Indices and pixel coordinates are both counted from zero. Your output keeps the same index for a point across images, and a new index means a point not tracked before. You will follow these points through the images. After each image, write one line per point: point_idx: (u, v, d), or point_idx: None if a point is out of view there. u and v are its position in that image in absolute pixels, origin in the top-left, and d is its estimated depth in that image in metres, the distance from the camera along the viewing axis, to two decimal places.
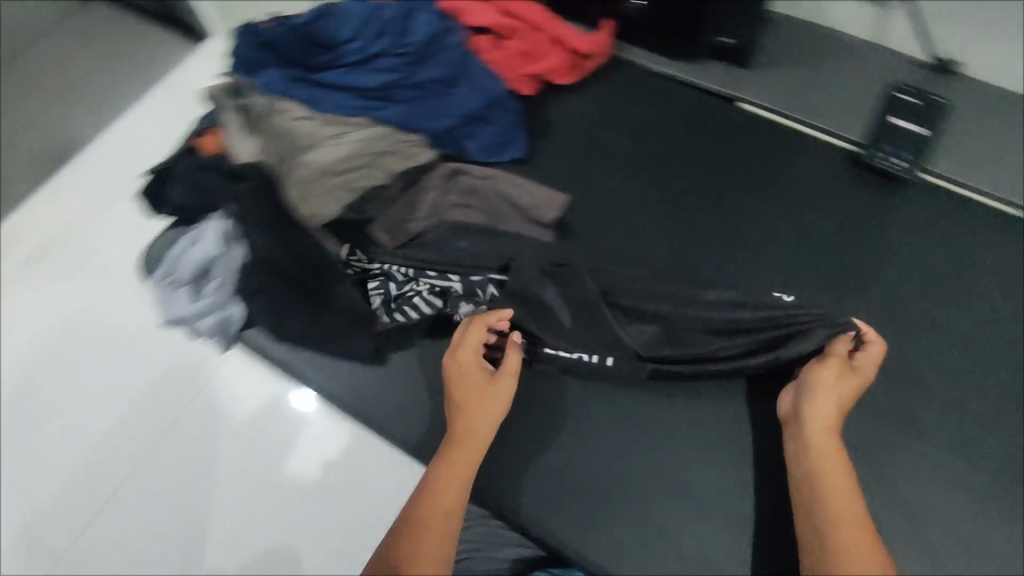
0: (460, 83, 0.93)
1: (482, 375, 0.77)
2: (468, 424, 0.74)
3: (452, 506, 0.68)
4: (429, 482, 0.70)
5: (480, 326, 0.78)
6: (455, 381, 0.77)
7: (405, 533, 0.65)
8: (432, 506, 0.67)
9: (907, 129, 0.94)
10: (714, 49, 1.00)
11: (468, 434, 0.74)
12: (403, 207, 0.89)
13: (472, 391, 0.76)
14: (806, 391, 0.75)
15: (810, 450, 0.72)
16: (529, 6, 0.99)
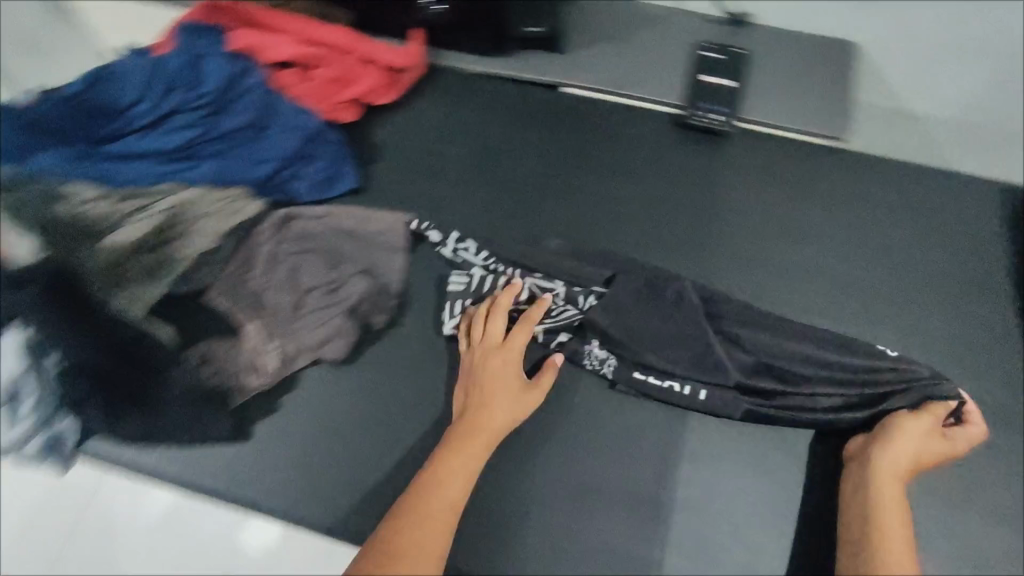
0: (270, 127, 0.89)
1: (511, 378, 0.76)
2: (486, 418, 0.73)
3: (454, 504, 0.67)
4: (437, 474, 0.68)
5: (526, 332, 0.78)
6: (483, 370, 0.76)
7: (405, 524, 0.64)
8: (437, 501, 0.66)
9: (717, 84, 0.98)
10: (527, 41, 1.00)
11: (484, 429, 0.72)
12: (237, 268, 0.83)
13: (495, 386, 0.75)
14: (885, 438, 0.71)
15: (873, 486, 0.68)
16: (330, 30, 0.95)
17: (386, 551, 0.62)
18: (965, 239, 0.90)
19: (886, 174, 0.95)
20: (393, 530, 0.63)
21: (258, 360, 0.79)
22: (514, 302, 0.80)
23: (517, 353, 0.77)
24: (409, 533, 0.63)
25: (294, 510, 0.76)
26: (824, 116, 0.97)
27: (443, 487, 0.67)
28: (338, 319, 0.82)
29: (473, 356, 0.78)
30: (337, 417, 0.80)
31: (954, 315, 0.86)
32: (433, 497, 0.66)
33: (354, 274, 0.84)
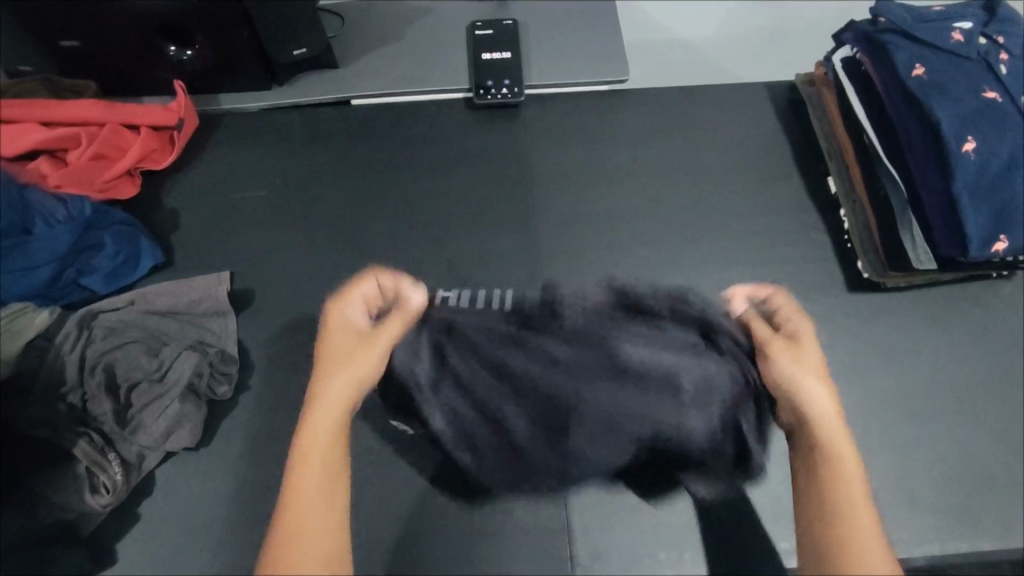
0: (36, 227, 0.78)
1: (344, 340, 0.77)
2: (323, 383, 0.73)
3: (324, 474, 0.67)
4: (300, 451, 0.68)
5: (352, 304, 0.80)
6: (328, 338, 0.78)
7: (287, 510, 0.65)
8: (305, 475, 0.67)
9: (496, 59, 0.99)
10: (296, 63, 0.96)
11: (329, 394, 0.72)
12: (43, 389, 0.74)
13: (339, 349, 0.76)
14: (799, 359, 0.75)
15: (803, 413, 0.73)
16: (74, 106, 0.85)
17: (279, 534, 0.63)
18: (750, 141, 0.99)
19: (670, 104, 1.02)
20: (279, 522, 0.64)
21: (99, 479, 0.71)
22: (369, 284, 0.82)
23: (354, 325, 0.78)
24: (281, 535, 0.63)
25: None
26: (602, 60, 1.01)
27: (307, 466, 0.67)
28: (175, 405, 0.74)
29: (329, 343, 0.78)
30: (207, 505, 0.75)
31: (759, 210, 0.93)
32: (301, 478, 0.67)
33: (178, 353, 0.77)
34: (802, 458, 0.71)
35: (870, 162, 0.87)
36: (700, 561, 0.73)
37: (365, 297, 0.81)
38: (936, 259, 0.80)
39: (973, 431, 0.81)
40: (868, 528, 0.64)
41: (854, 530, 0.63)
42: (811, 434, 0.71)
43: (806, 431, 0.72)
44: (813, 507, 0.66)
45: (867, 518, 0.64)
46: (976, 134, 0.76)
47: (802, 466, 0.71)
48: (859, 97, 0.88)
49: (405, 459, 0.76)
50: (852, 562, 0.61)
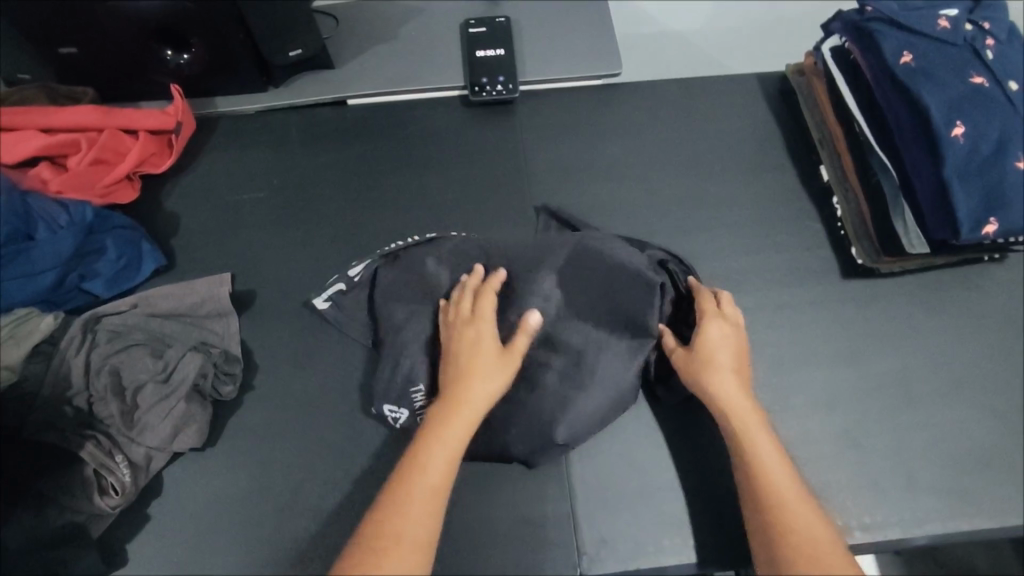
0: (39, 232, 0.79)
1: (484, 347, 0.72)
2: (466, 390, 0.70)
3: (438, 488, 0.64)
4: (415, 457, 0.66)
5: (489, 317, 0.74)
6: (466, 346, 0.73)
7: (387, 518, 0.62)
8: (420, 484, 0.64)
9: (490, 56, 1.00)
10: (293, 64, 0.97)
11: (463, 402, 0.69)
12: (50, 394, 0.75)
13: (473, 357, 0.71)
14: (692, 360, 0.73)
15: (719, 413, 0.71)
16: (72, 113, 0.86)
17: (371, 538, 0.61)
18: (743, 132, 1.00)
19: (663, 97, 1.03)
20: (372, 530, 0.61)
21: (108, 480, 0.72)
22: (479, 275, 0.79)
23: (480, 333, 0.73)
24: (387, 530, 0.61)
25: None
26: (596, 56, 1.02)
27: (420, 473, 0.65)
28: (180, 405, 0.75)
29: (457, 348, 0.73)
30: (215, 502, 0.75)
31: (753, 200, 0.95)
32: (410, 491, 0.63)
33: (183, 354, 0.77)
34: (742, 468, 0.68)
35: (861, 149, 0.88)
36: (703, 546, 0.74)
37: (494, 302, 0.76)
38: (929, 243, 0.81)
39: (969, 411, 0.82)
40: (796, 503, 0.63)
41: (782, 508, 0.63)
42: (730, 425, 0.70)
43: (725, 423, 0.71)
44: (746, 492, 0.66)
45: (793, 497, 0.64)
46: (964, 119, 0.77)
47: (737, 470, 0.68)
48: (848, 84, 0.88)
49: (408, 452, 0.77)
50: (784, 525, 0.62)
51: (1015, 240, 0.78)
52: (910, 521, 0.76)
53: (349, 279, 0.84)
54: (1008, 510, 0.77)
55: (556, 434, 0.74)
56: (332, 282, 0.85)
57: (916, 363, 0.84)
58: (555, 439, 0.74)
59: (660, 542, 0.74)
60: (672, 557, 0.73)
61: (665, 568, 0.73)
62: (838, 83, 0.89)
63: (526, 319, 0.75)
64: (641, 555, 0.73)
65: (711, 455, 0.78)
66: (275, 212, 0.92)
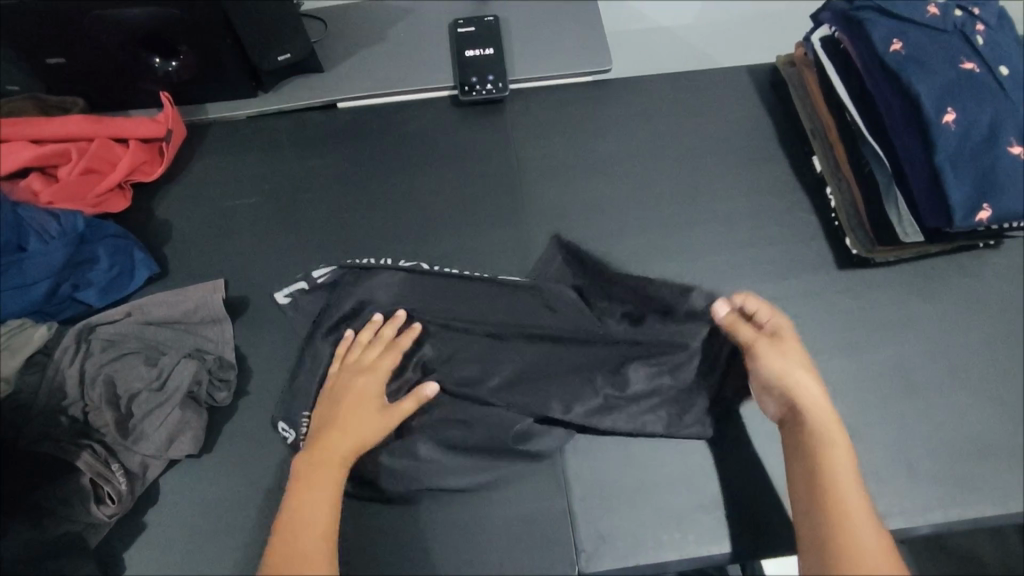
0: (30, 243, 0.79)
1: (367, 404, 0.74)
2: (335, 447, 0.71)
3: (321, 543, 0.66)
4: (294, 509, 0.68)
5: (376, 372, 0.75)
6: (348, 398, 0.74)
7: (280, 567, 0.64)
8: (305, 537, 0.66)
9: (479, 56, 1.00)
10: (281, 69, 0.97)
11: (330, 457, 0.70)
12: (45, 404, 0.75)
13: (353, 412, 0.73)
14: (786, 344, 0.75)
15: (801, 409, 0.71)
16: (63, 123, 0.86)
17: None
18: (735, 124, 1.00)
19: (654, 92, 1.02)
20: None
21: (104, 489, 0.72)
22: (394, 325, 0.79)
23: (366, 388, 0.75)
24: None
25: None
26: (584, 53, 1.02)
27: (301, 526, 0.66)
28: (175, 412, 0.75)
29: (342, 399, 0.74)
30: (213, 508, 0.75)
31: (746, 192, 0.94)
32: (291, 546, 0.65)
33: (177, 361, 0.77)
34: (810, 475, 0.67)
35: (853, 138, 0.87)
36: (703, 541, 0.73)
37: (398, 361, 0.77)
38: (923, 231, 0.80)
39: (969, 399, 0.81)
40: (863, 519, 0.63)
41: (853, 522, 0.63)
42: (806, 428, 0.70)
43: (797, 425, 0.71)
44: (811, 499, 0.66)
45: (862, 512, 0.64)
46: (955, 105, 0.77)
47: (806, 460, 0.68)
48: (839, 73, 0.87)
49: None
50: (858, 539, 0.62)
51: (1011, 226, 0.77)
52: (911, 510, 0.75)
53: (313, 280, 0.84)
54: (1009, 497, 0.76)
55: (524, 442, 0.75)
56: (297, 281, 0.84)
57: (914, 352, 0.84)
58: (522, 447, 0.75)
59: (659, 538, 0.73)
60: (670, 552, 0.73)
61: (665, 564, 0.72)
62: (829, 73, 0.89)
63: (422, 388, 0.75)
64: (640, 551, 0.73)
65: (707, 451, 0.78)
66: (267, 217, 0.92)
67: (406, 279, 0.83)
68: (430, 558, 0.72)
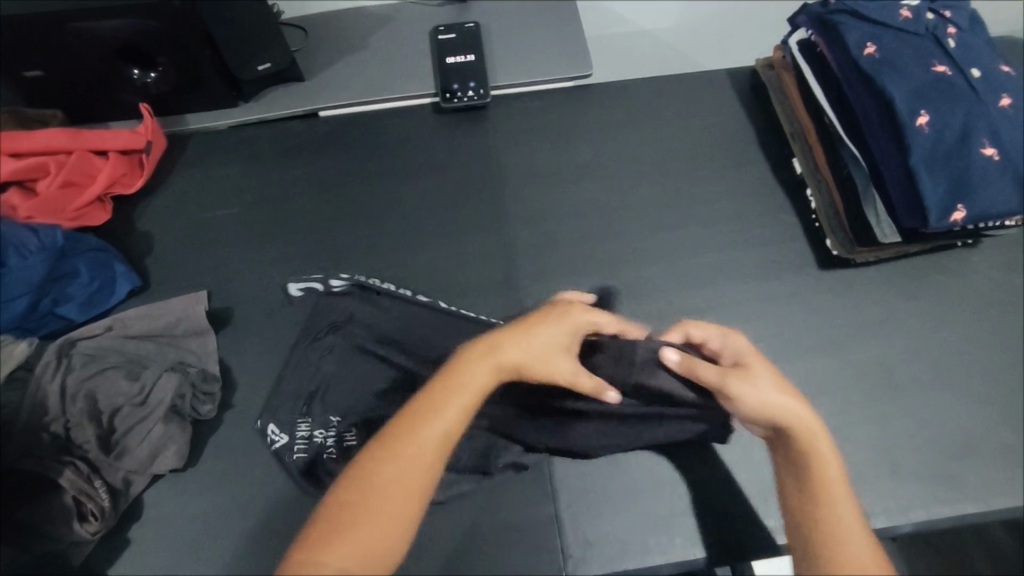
0: (9, 259, 0.78)
1: (555, 329, 0.65)
2: (498, 347, 0.63)
3: (448, 436, 0.58)
4: (431, 396, 0.60)
5: (588, 309, 0.66)
6: (556, 314, 0.66)
7: (401, 457, 0.56)
8: (429, 431, 0.58)
9: (460, 63, 1.00)
10: (261, 79, 0.96)
11: (490, 354, 0.62)
12: (28, 420, 0.74)
13: (536, 333, 0.64)
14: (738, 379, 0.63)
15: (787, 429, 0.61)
16: (42, 137, 0.85)
17: (377, 467, 0.56)
18: (716, 127, 1.01)
19: (636, 96, 1.03)
20: (380, 461, 0.56)
21: (87, 506, 0.71)
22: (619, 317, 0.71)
23: (558, 316, 0.65)
24: (385, 467, 0.56)
25: None
26: (566, 58, 1.02)
27: (430, 417, 0.58)
28: (159, 426, 0.74)
29: (545, 315, 0.66)
30: (200, 521, 0.75)
31: (728, 195, 0.95)
32: (417, 434, 0.57)
33: (159, 375, 0.77)
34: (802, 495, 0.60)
35: (831, 141, 0.88)
36: (689, 545, 0.74)
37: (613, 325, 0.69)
38: (900, 232, 0.81)
39: (950, 397, 0.83)
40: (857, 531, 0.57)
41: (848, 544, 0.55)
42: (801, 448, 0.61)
43: (791, 448, 0.61)
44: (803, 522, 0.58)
45: (858, 528, 0.57)
46: (928, 108, 0.78)
47: (795, 485, 0.60)
48: (815, 77, 0.88)
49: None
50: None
51: (987, 225, 0.79)
52: (895, 508, 0.76)
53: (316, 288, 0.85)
54: (990, 493, 0.78)
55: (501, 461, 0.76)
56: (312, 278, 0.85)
57: (896, 351, 0.85)
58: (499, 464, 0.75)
59: (646, 542, 0.74)
60: (657, 556, 0.73)
61: (653, 567, 0.73)
62: (806, 76, 0.90)
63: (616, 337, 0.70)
64: (627, 555, 0.73)
65: (691, 455, 0.78)
66: (251, 228, 0.92)
67: (393, 300, 0.84)
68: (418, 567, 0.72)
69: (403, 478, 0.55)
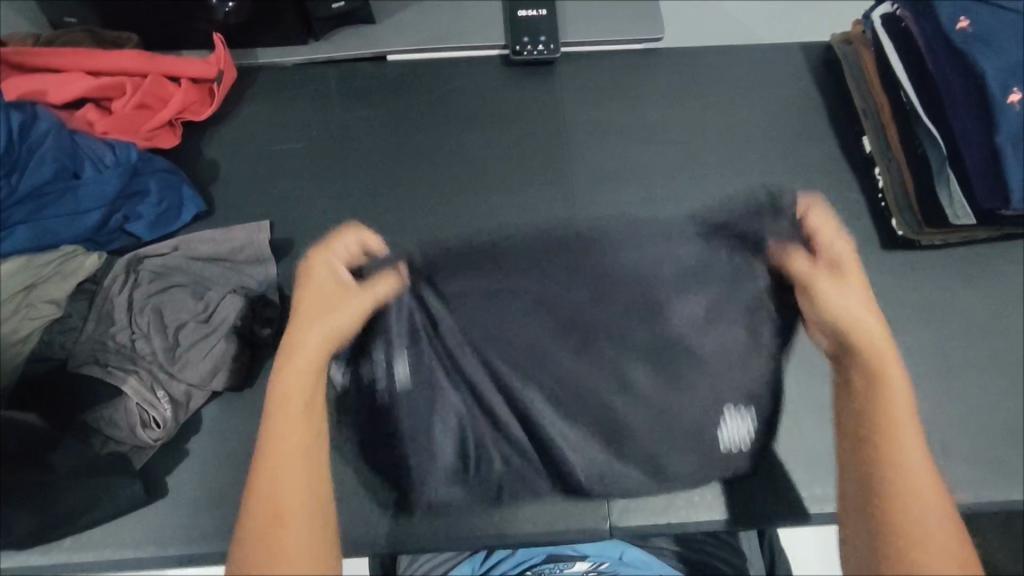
0: (85, 171, 0.80)
1: (323, 296, 0.71)
2: (295, 341, 0.67)
3: (300, 468, 0.59)
4: (273, 435, 0.61)
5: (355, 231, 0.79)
6: (305, 278, 0.73)
7: (257, 503, 0.57)
8: (275, 470, 0.59)
9: (532, 17, 0.99)
10: (335, 18, 0.97)
11: (297, 358, 0.66)
12: (95, 329, 0.76)
13: (325, 321, 0.69)
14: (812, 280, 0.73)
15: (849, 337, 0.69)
16: (118, 57, 0.87)
17: (258, 529, 0.55)
18: (786, 101, 0.99)
19: (707, 64, 1.01)
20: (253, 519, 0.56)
21: (149, 415, 0.73)
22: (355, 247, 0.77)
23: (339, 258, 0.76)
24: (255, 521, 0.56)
25: (229, 538, 0.73)
26: (637, 22, 1.01)
27: (282, 446, 0.60)
28: (221, 344, 0.76)
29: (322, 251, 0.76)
30: (254, 438, 0.77)
31: (793, 169, 0.94)
32: (269, 473, 0.58)
33: (223, 296, 0.79)
34: (860, 435, 0.63)
35: (907, 118, 0.86)
36: (727, 506, 0.77)
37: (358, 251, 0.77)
38: (975, 214, 0.78)
39: (1008, 388, 0.81)
40: (918, 466, 0.59)
41: (909, 477, 0.58)
42: (866, 365, 0.66)
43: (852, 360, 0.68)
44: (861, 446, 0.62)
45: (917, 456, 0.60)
46: (1020, 85, 0.76)
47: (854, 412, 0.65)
48: (897, 52, 0.86)
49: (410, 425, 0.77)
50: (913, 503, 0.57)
51: None
52: (944, 489, 0.76)
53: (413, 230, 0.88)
54: None
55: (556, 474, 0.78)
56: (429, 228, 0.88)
57: (957, 337, 0.83)
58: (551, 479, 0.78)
59: (687, 498, 0.77)
60: (696, 512, 0.77)
61: (692, 518, 0.77)
62: (887, 51, 0.87)
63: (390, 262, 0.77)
64: (672, 509, 0.76)
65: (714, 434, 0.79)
66: (313, 165, 0.93)
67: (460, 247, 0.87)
68: (469, 499, 0.76)
69: (295, 528, 0.55)
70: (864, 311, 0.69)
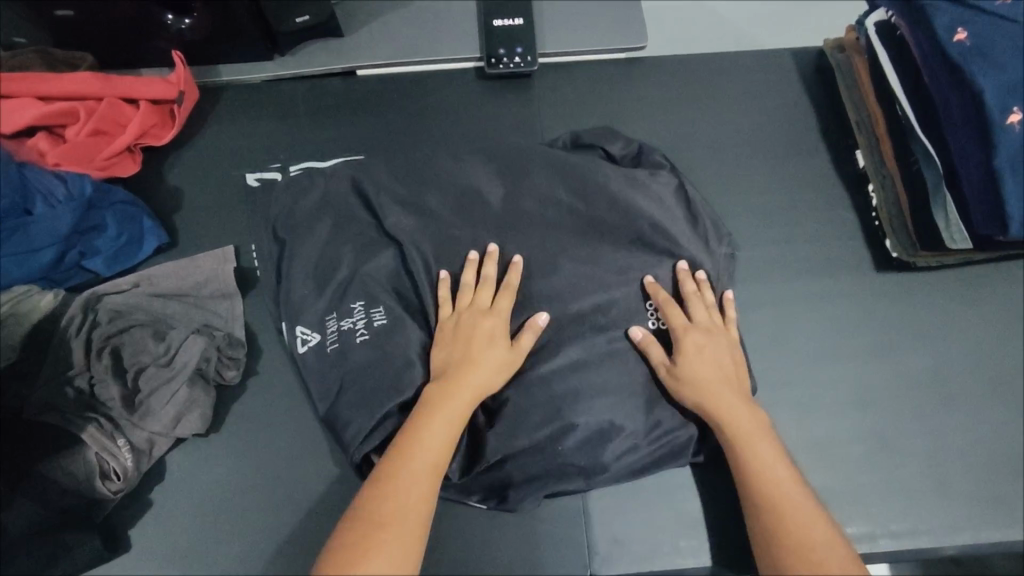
0: (36, 207, 0.76)
1: (497, 344, 0.71)
2: (461, 376, 0.69)
3: (426, 485, 0.62)
4: (402, 444, 0.64)
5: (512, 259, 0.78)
6: (479, 313, 0.73)
7: (373, 503, 0.60)
8: (409, 472, 0.62)
9: (508, 26, 0.94)
10: (299, 32, 0.92)
11: (463, 388, 0.68)
12: (50, 374, 0.72)
13: (482, 347, 0.71)
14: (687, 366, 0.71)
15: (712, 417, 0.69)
16: (70, 81, 0.82)
17: (362, 525, 0.59)
18: (775, 112, 0.94)
19: (692, 74, 0.97)
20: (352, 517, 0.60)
21: (110, 465, 0.70)
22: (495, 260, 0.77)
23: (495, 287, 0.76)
24: (366, 518, 0.59)
25: None
26: (618, 28, 0.96)
27: (411, 460, 0.63)
28: (184, 390, 0.73)
29: (485, 267, 0.77)
30: (222, 485, 0.74)
31: (784, 186, 0.90)
32: (394, 490, 0.60)
33: (185, 337, 0.75)
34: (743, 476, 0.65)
35: (902, 133, 0.82)
36: (716, 552, 0.73)
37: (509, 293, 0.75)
38: (973, 239, 0.76)
39: (1004, 416, 0.78)
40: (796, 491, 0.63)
41: (789, 504, 0.62)
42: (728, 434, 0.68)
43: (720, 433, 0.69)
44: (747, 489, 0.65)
45: (787, 479, 0.64)
46: (1021, 104, 0.71)
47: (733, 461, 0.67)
48: (892, 64, 0.81)
49: (371, 380, 0.73)
50: (802, 527, 0.60)
51: None
52: (938, 527, 0.73)
53: None
54: None
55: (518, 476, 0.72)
56: None
57: (953, 363, 0.80)
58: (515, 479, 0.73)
59: (675, 543, 0.73)
60: (683, 558, 0.73)
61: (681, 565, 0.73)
62: (881, 61, 0.83)
63: (536, 319, 0.74)
64: (656, 556, 0.73)
65: (696, 469, 0.76)
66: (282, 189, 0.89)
67: None
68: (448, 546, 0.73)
69: (394, 534, 0.58)
70: (721, 371, 0.71)
